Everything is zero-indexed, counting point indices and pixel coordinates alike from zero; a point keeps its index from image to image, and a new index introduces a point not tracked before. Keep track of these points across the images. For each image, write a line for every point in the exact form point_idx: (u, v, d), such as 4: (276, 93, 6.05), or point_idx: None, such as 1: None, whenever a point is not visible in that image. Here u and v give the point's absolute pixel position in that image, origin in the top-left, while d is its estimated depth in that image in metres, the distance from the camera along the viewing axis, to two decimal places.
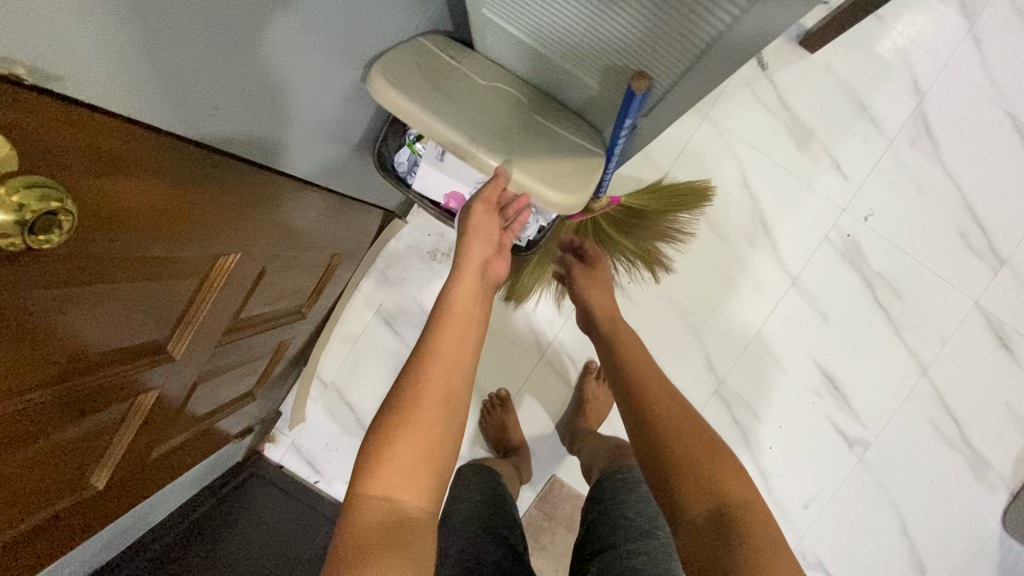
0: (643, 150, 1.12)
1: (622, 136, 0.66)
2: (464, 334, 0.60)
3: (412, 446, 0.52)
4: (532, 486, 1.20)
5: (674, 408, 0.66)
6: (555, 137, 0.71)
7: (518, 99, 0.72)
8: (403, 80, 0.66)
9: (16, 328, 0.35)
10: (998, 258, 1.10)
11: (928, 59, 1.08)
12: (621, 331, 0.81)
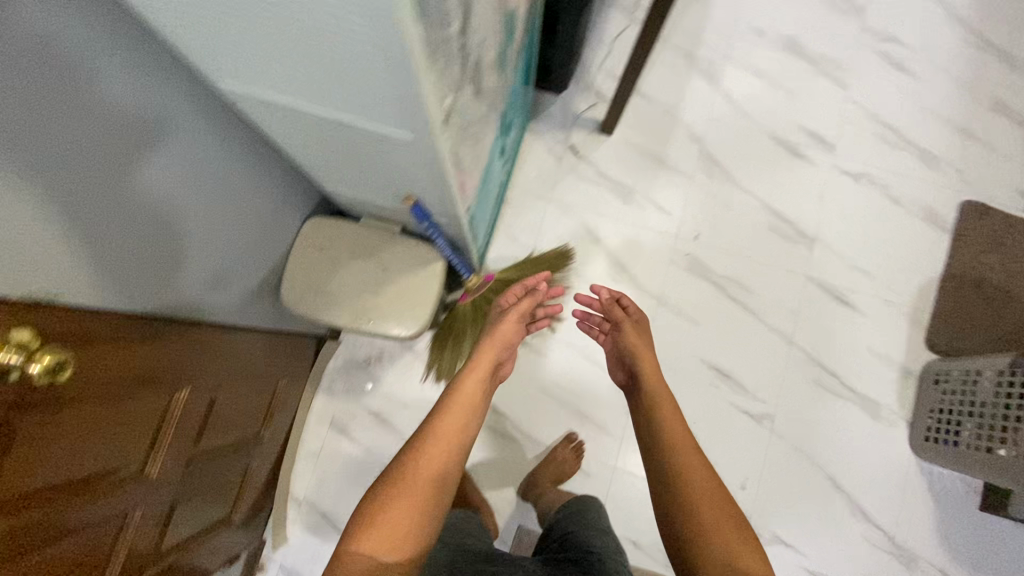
0: (513, 237, 1.44)
1: (430, 229, 0.91)
2: (454, 430, 0.89)
3: (399, 514, 0.77)
4: (504, 542, 1.33)
5: (705, 482, 0.88)
6: (405, 277, 1.00)
7: (370, 270, 1.00)
8: (296, 293, 0.99)
9: (42, 454, 0.56)
10: (809, 238, 1.44)
11: (698, 116, 1.50)
12: (658, 390, 1.02)
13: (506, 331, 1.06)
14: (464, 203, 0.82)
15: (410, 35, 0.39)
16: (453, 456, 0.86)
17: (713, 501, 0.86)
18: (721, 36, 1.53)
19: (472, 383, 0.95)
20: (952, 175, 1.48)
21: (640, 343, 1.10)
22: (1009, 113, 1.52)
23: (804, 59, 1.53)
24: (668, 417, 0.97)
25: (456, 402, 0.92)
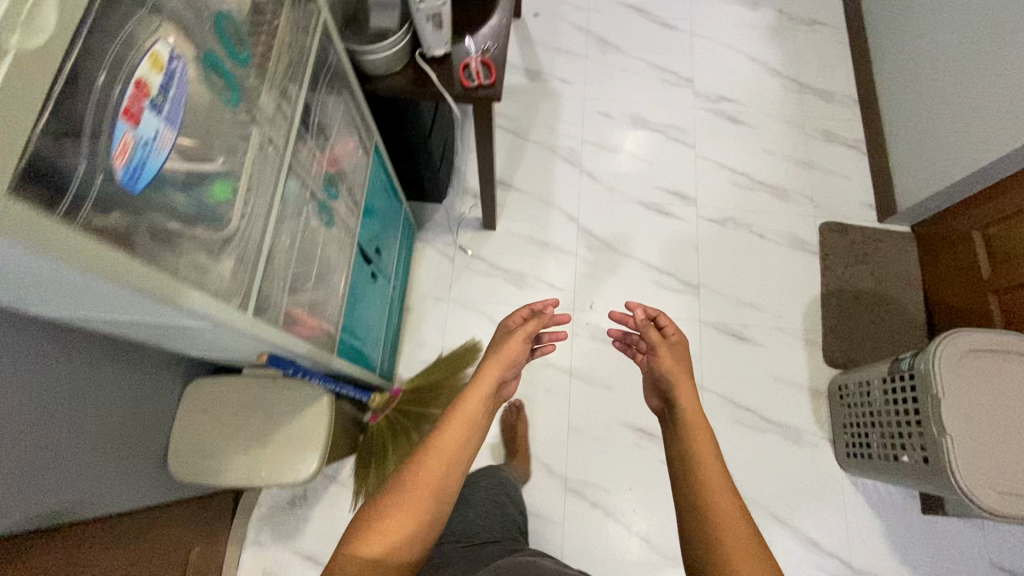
0: (420, 342, 1.49)
1: (298, 372, 0.93)
2: (454, 444, 0.91)
3: (397, 517, 0.79)
4: None
5: (725, 497, 0.84)
6: (289, 423, 1.01)
7: (254, 424, 1.01)
8: (183, 462, 0.99)
9: None
10: (694, 285, 1.55)
11: (569, 197, 1.63)
12: (687, 404, 0.99)
13: (513, 349, 1.09)
14: (316, 347, 0.85)
15: (141, 279, 0.45)
16: (454, 466, 0.88)
17: (739, 529, 0.80)
18: (574, 124, 1.71)
19: (474, 398, 0.98)
20: (805, 202, 1.63)
21: (677, 364, 1.06)
22: (838, 140, 1.71)
23: (650, 129, 1.70)
24: (695, 430, 0.95)
25: (460, 418, 0.94)
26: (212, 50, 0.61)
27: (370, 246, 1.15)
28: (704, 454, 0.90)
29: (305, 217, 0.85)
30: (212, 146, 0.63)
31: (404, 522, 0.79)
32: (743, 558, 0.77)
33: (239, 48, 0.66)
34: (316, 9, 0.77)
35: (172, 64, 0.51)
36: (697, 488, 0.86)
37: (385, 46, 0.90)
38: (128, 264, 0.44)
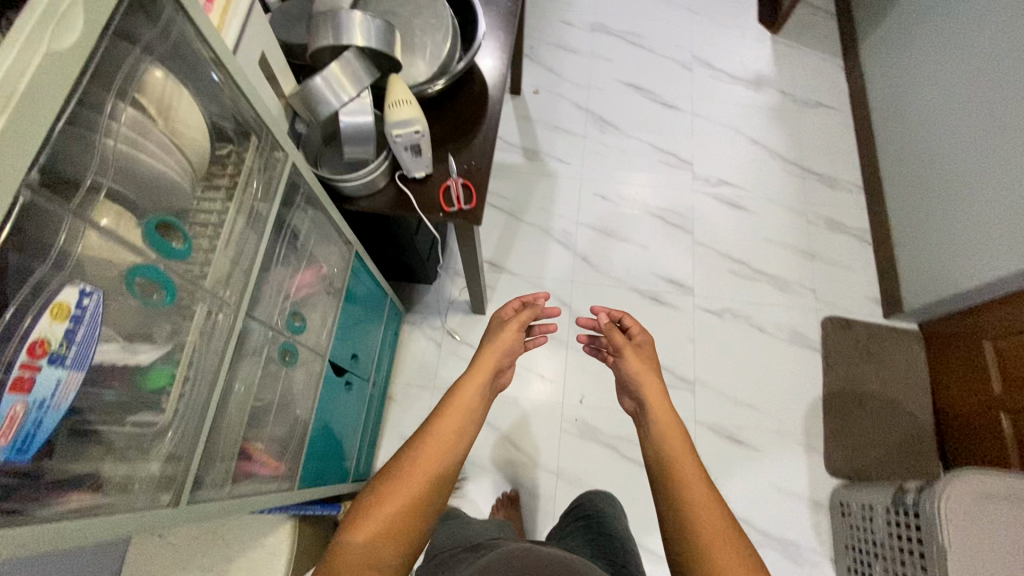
0: (401, 434, 1.43)
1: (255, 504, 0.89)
2: (449, 432, 0.89)
3: (393, 509, 0.78)
4: None
5: (700, 487, 0.81)
6: (247, 551, 0.96)
7: (210, 552, 0.96)
8: None
9: None
10: (689, 381, 1.48)
11: (562, 281, 1.59)
12: (660, 402, 0.97)
13: (511, 335, 1.05)
14: (268, 499, 0.79)
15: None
16: (449, 455, 0.87)
17: (716, 517, 0.77)
18: (570, 205, 1.67)
19: (469, 385, 0.96)
20: (808, 294, 1.57)
21: (644, 366, 1.03)
22: (843, 229, 1.65)
23: (648, 211, 1.66)
24: (666, 424, 0.92)
25: (451, 406, 0.93)
26: (145, 248, 0.56)
27: (347, 354, 1.10)
28: (678, 451, 0.87)
29: (264, 362, 0.80)
30: (159, 320, 0.60)
31: (398, 507, 0.78)
32: (717, 549, 0.74)
33: (176, 241, 0.60)
34: (281, 155, 0.73)
35: (83, 305, 0.47)
36: (672, 478, 0.84)
37: (361, 174, 0.87)
38: (18, 536, 0.40)
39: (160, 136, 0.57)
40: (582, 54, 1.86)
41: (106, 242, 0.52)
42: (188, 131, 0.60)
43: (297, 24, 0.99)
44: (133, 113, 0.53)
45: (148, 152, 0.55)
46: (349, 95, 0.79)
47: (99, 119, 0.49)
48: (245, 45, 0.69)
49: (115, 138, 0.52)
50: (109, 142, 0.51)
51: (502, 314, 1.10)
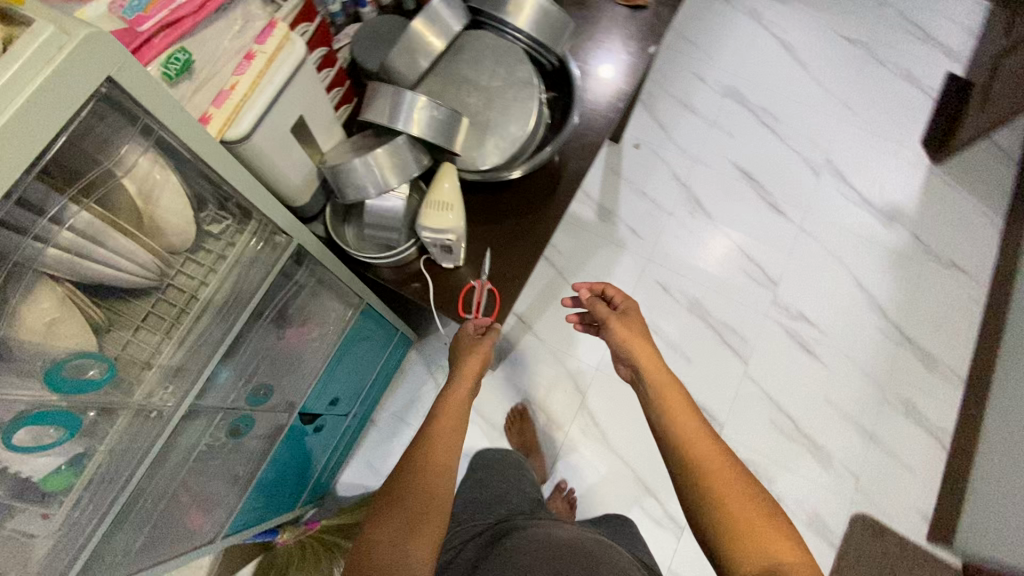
0: (368, 462, 1.37)
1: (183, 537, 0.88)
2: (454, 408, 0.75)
3: (413, 495, 0.65)
4: None
5: (717, 457, 0.69)
6: None
7: None
8: None
9: None
10: (678, 524, 1.34)
11: (585, 366, 1.46)
12: (661, 375, 0.81)
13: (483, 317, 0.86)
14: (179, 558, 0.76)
15: None
16: (457, 426, 0.73)
17: (745, 499, 0.65)
18: (624, 283, 1.51)
19: (474, 360, 0.80)
20: (847, 480, 1.36)
21: (631, 337, 0.86)
22: (920, 421, 1.40)
23: (706, 321, 1.48)
24: (667, 402, 0.77)
25: (456, 391, 0.77)
26: (44, 386, 0.50)
27: (324, 400, 1.03)
28: (683, 424, 0.74)
29: (210, 436, 0.73)
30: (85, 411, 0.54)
31: (419, 495, 0.65)
32: (753, 531, 0.63)
33: (93, 372, 0.53)
34: (284, 240, 0.65)
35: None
36: (681, 451, 0.71)
37: (375, 256, 0.75)
38: None
39: (123, 236, 0.49)
40: (701, 118, 1.64)
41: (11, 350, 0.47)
42: (171, 227, 0.53)
43: (379, 49, 0.87)
44: (83, 215, 0.46)
45: (100, 254, 0.48)
46: (386, 185, 0.66)
47: (33, 225, 0.43)
48: (272, 115, 0.58)
49: (55, 244, 0.45)
50: (44, 248, 0.45)
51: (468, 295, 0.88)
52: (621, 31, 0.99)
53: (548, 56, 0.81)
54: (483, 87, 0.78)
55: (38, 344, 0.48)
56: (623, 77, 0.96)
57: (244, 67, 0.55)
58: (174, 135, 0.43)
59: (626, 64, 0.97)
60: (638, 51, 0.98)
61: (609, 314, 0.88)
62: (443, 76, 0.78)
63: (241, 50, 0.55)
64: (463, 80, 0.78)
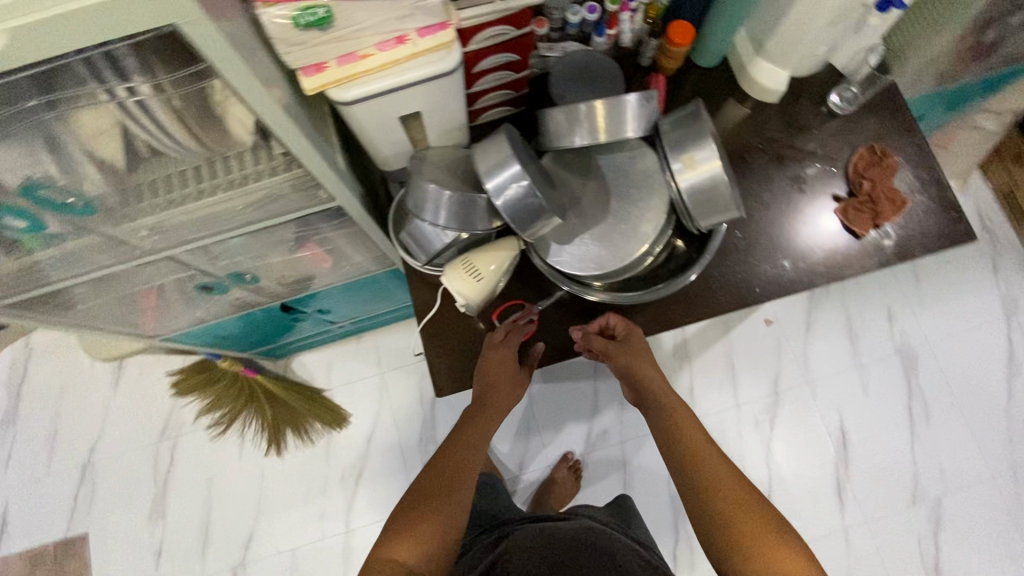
0: (330, 364, 1.44)
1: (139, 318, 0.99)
2: (468, 448, 0.76)
3: (426, 522, 0.67)
4: (67, 527, 1.38)
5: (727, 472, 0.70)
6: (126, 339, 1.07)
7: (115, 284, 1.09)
8: None
9: None
10: None
11: (543, 453, 1.37)
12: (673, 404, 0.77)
13: (508, 360, 0.73)
14: (117, 334, 0.88)
15: None
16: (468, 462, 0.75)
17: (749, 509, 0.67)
18: (638, 425, 1.37)
19: (506, 386, 0.75)
20: None
21: (636, 360, 0.76)
22: None
23: (676, 524, 1.31)
24: (684, 423, 0.75)
25: (473, 427, 0.77)
26: (15, 189, 0.52)
27: (313, 306, 1.07)
28: (694, 439, 0.74)
29: (184, 277, 0.78)
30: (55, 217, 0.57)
31: (434, 528, 0.67)
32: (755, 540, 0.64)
33: (74, 202, 0.56)
34: (326, 198, 0.65)
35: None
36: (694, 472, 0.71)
37: (400, 253, 0.74)
38: None
39: (174, 121, 0.52)
40: (849, 355, 1.39)
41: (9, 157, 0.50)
42: (230, 134, 0.55)
43: (572, 80, 0.79)
44: (148, 92, 0.47)
45: (144, 122, 0.51)
46: (443, 224, 0.64)
47: (109, 82, 0.46)
48: (385, 98, 0.58)
49: (118, 101, 0.48)
50: (108, 99, 0.47)
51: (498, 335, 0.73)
52: (811, 240, 0.83)
53: (690, 223, 0.69)
54: (607, 196, 0.70)
55: (72, 154, 0.52)
56: (766, 284, 0.81)
57: (388, 46, 0.52)
58: (225, 76, 0.42)
59: (782, 275, 0.81)
60: (808, 269, 0.82)
61: (609, 344, 0.74)
62: (582, 160, 0.71)
63: (396, 31, 0.52)
64: (595, 176, 0.70)
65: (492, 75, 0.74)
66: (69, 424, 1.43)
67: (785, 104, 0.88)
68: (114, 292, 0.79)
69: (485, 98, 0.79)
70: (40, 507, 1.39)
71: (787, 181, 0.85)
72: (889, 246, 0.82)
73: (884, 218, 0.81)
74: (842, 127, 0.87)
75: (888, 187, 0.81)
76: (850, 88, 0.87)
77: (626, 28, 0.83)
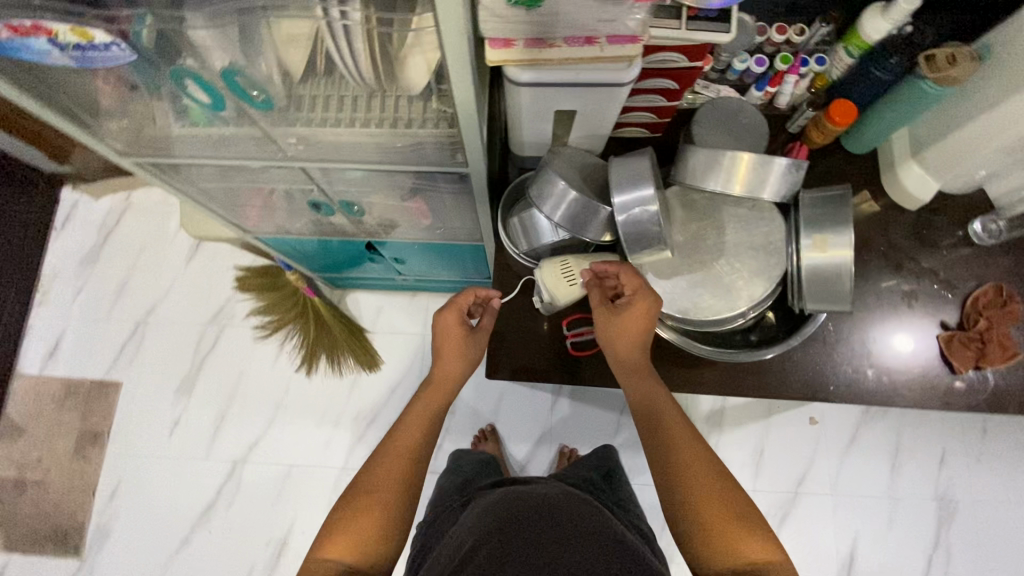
0: (379, 310, 1.48)
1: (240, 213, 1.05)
2: (416, 425, 0.72)
3: (368, 503, 0.64)
4: (106, 371, 1.48)
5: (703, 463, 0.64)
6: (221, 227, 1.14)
7: None
8: None
9: None
10: None
11: (548, 462, 1.37)
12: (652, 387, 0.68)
13: (457, 326, 0.76)
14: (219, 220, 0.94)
15: None
16: (419, 436, 0.71)
17: (721, 499, 0.61)
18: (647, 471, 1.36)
19: (456, 353, 0.76)
20: None
21: (621, 335, 0.66)
22: None
23: None
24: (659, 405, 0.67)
25: (417, 410, 0.74)
26: (218, 70, 0.56)
27: (391, 251, 1.11)
28: (666, 420, 0.66)
29: (300, 188, 0.83)
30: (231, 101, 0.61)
31: (380, 507, 0.64)
32: (726, 532, 0.59)
33: (257, 95, 0.59)
34: (460, 164, 0.67)
35: (108, 47, 0.52)
36: (663, 452, 0.65)
37: (502, 237, 0.75)
38: None
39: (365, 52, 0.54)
40: (885, 483, 1.33)
41: (215, 39, 0.53)
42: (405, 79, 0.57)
43: (718, 124, 0.79)
44: (357, 20, 0.50)
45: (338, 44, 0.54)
46: (555, 220, 0.65)
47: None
48: (550, 89, 0.59)
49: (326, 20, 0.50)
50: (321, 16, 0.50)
51: (456, 303, 0.76)
52: (901, 357, 0.79)
53: (794, 300, 0.67)
54: (720, 246, 0.69)
55: (264, 52, 0.56)
56: (840, 384, 0.78)
57: (576, 42, 0.54)
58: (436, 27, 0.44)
59: (862, 381, 0.79)
60: (890, 384, 0.79)
61: (600, 302, 0.68)
62: (706, 205, 0.70)
63: (588, 32, 0.53)
64: (716, 223, 0.70)
65: (646, 95, 0.75)
66: (137, 281, 1.54)
67: (922, 215, 0.84)
68: (235, 183, 0.84)
69: (628, 115, 0.80)
70: (91, 346, 1.50)
71: (899, 293, 0.82)
72: (983, 391, 0.77)
73: (988, 362, 0.76)
74: (975, 257, 0.82)
75: (1005, 332, 0.77)
76: (997, 221, 0.82)
77: (787, 90, 0.82)
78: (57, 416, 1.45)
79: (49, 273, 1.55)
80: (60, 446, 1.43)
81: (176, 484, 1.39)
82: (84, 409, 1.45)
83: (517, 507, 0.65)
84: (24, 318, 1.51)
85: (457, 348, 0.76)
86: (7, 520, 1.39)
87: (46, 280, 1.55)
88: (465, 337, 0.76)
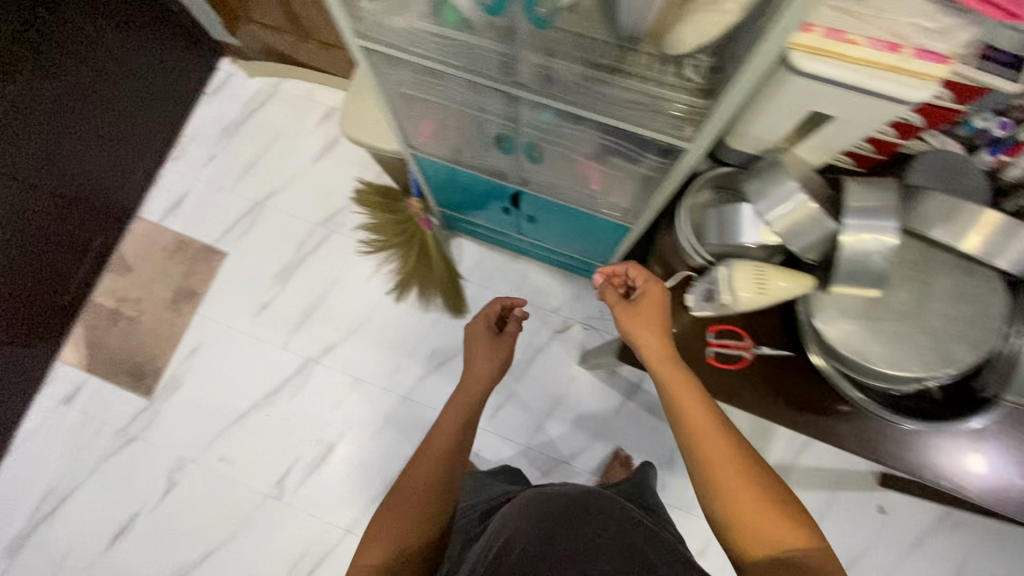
0: (480, 260, 1.49)
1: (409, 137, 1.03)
2: (447, 425, 0.76)
3: (402, 506, 0.68)
4: (216, 239, 1.55)
5: (732, 456, 0.63)
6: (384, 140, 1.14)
7: None
8: None
9: None
10: None
11: (600, 458, 1.36)
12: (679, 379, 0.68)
13: (485, 330, 0.87)
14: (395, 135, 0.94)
15: None
16: (452, 436, 0.75)
17: (750, 491, 0.61)
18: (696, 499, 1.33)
19: (484, 358, 0.84)
20: None
21: (641, 330, 0.71)
22: None
23: None
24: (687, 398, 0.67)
25: (450, 414, 0.78)
26: None
27: (530, 208, 1.11)
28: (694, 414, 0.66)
29: (494, 119, 0.83)
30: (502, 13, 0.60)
31: (414, 507, 0.68)
32: (759, 522, 0.59)
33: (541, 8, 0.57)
34: (685, 138, 0.64)
35: None
36: (693, 446, 0.65)
37: (684, 226, 0.72)
38: None
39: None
40: None
41: None
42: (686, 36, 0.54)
43: (943, 176, 0.73)
44: None
45: None
46: (770, 219, 0.63)
47: None
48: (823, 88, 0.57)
49: None
50: None
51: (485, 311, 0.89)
52: None
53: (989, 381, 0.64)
54: (922, 301, 0.65)
55: None
56: (982, 485, 0.70)
57: (879, 46, 0.52)
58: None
59: (1012, 490, 0.69)
60: None
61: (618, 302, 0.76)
62: (919, 255, 0.66)
63: (896, 38, 0.51)
64: (926, 279, 0.65)
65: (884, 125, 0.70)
66: (266, 164, 1.60)
67: None
68: (429, 96, 0.85)
69: None
70: (209, 211, 1.57)
71: None
72: None
73: None
74: None
75: None
76: None
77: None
78: (164, 265, 1.54)
79: (190, 133, 1.63)
80: (158, 293, 1.51)
81: (251, 360, 1.46)
82: (188, 267, 1.53)
83: (549, 511, 0.67)
84: (158, 167, 1.60)
85: (482, 358, 0.84)
86: (97, 343, 1.48)
87: (186, 138, 1.63)
88: (495, 345, 0.86)
